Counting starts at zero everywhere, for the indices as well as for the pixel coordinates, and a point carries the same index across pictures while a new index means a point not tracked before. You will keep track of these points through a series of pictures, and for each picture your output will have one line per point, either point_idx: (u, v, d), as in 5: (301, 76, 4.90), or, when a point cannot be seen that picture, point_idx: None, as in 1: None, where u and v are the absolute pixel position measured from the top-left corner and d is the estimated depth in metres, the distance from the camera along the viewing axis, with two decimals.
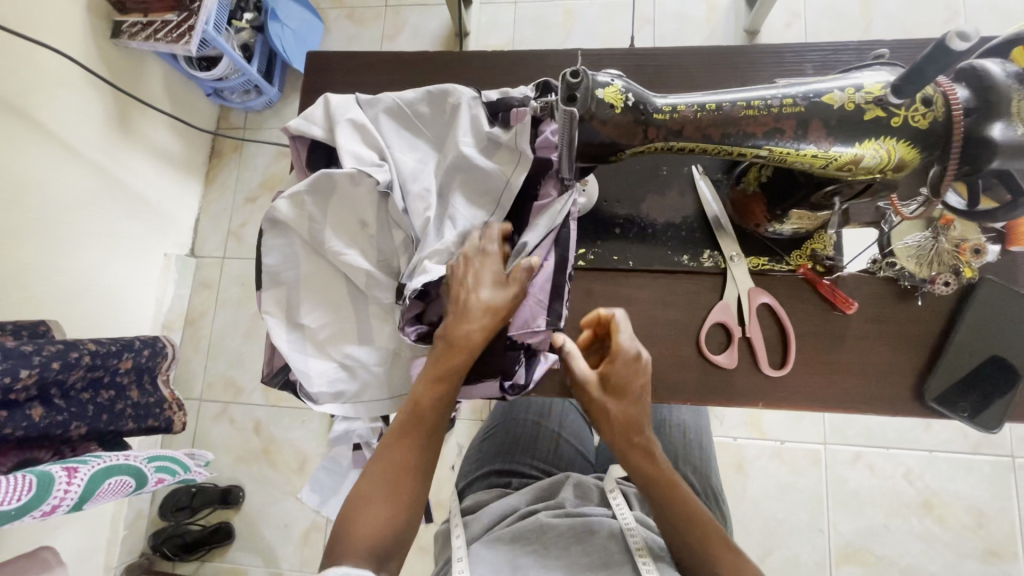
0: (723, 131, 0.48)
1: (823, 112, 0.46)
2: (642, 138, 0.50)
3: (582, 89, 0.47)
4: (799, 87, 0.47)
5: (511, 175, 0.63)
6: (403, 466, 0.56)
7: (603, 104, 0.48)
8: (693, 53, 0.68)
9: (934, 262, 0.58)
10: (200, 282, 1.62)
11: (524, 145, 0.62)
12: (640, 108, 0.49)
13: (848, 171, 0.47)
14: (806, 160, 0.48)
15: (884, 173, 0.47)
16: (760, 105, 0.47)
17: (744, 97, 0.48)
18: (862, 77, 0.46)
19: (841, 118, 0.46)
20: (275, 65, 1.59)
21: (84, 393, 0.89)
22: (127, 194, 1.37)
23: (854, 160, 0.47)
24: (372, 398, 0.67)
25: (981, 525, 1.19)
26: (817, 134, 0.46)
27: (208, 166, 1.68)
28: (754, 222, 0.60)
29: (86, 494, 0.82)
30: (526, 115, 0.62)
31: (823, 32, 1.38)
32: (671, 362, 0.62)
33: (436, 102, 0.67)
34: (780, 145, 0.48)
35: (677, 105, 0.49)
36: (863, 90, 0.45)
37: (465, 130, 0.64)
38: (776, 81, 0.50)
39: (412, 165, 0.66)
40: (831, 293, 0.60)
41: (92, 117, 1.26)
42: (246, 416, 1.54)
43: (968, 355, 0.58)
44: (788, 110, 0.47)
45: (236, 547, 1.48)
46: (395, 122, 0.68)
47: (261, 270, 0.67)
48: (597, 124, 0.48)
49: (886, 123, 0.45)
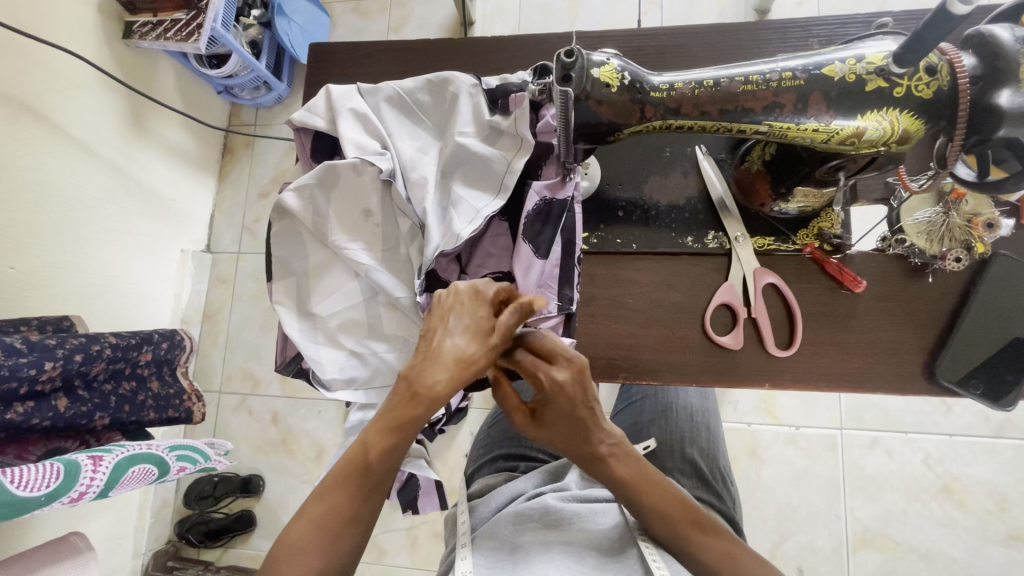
0: (722, 107, 0.48)
1: (823, 84, 0.45)
2: (639, 117, 0.49)
3: (577, 68, 0.47)
4: (799, 60, 0.46)
5: (511, 160, 0.63)
6: (352, 491, 0.53)
7: (598, 84, 0.48)
8: (694, 33, 0.68)
9: (946, 237, 0.57)
10: (216, 277, 1.66)
11: (524, 131, 0.62)
12: (637, 87, 0.48)
13: (851, 145, 0.46)
14: (807, 135, 0.47)
15: (888, 146, 0.46)
16: (758, 79, 0.46)
17: (742, 72, 0.47)
18: (865, 48, 0.45)
19: (843, 90, 0.45)
20: (284, 60, 1.60)
21: (106, 385, 0.93)
22: (143, 192, 1.41)
23: (857, 134, 0.46)
24: (384, 384, 0.68)
25: (1003, 509, 1.17)
26: (818, 107, 0.46)
27: (221, 163, 1.71)
28: (759, 201, 0.59)
29: (111, 481, 0.85)
30: (524, 101, 0.62)
31: (836, 8, 1.35)
32: (677, 344, 0.62)
33: (436, 90, 0.67)
34: (780, 120, 0.47)
35: (674, 83, 0.48)
36: (864, 61, 0.44)
37: (466, 118, 0.65)
38: (776, 55, 0.49)
39: (413, 154, 0.66)
40: (838, 271, 0.59)
41: (107, 117, 1.29)
42: (264, 407, 1.58)
43: (979, 332, 0.57)
44: (787, 84, 0.46)
45: (258, 533, 1.52)
46: (396, 111, 0.69)
47: (271, 261, 0.69)
48: (593, 104, 0.48)
49: (888, 93, 0.44)
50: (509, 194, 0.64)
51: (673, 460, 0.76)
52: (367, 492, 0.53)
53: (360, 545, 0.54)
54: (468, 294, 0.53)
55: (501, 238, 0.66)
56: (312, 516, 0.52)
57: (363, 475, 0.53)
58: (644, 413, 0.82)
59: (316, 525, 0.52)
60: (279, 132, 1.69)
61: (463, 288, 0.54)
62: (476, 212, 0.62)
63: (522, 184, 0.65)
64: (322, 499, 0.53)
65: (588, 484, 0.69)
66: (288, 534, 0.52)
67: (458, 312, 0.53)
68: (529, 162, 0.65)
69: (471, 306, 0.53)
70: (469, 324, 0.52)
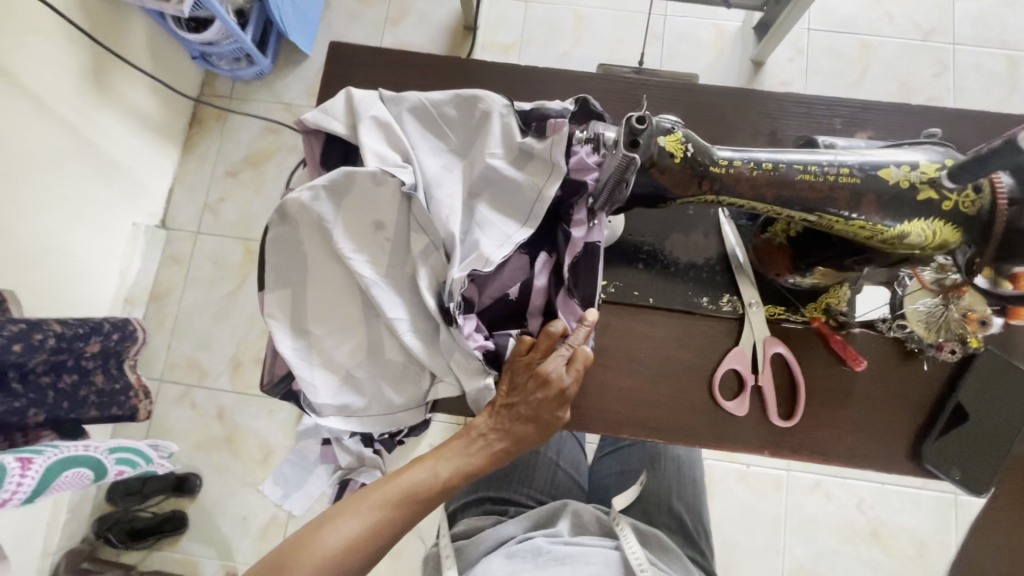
0: (777, 191, 0.49)
1: (878, 185, 0.47)
2: (696, 189, 0.50)
3: (645, 135, 0.46)
4: (856, 157, 0.48)
5: (542, 187, 0.64)
6: (391, 515, 0.60)
7: (664, 152, 0.48)
8: (726, 94, 0.69)
9: (942, 328, 0.59)
10: (168, 256, 1.53)
11: (558, 157, 0.62)
12: (699, 159, 0.48)
13: (891, 245, 0.49)
14: (852, 230, 0.49)
15: (925, 251, 0.49)
16: (817, 170, 0.48)
17: (801, 160, 0.49)
18: (916, 157, 0.48)
19: (895, 194, 0.47)
20: (270, 35, 1.51)
21: (44, 377, 0.84)
22: (96, 156, 1.28)
23: (899, 237, 0.48)
24: (379, 413, 0.68)
25: (921, 555, 1.26)
26: (870, 206, 0.47)
27: (187, 134, 1.59)
28: (776, 271, 0.61)
29: (40, 486, 0.80)
30: (563, 128, 0.62)
31: (822, 68, 1.52)
32: (685, 405, 0.62)
33: (464, 105, 0.67)
34: (830, 212, 0.49)
35: (734, 160, 0.49)
36: (918, 170, 0.47)
37: (496, 139, 0.65)
38: (829, 147, 0.51)
39: (438, 171, 0.66)
40: (842, 348, 0.61)
41: (63, 70, 1.16)
42: (209, 401, 1.48)
43: (962, 419, 0.60)
44: (844, 179, 0.48)
45: (188, 536, 1.43)
46: (419, 121, 0.68)
47: (266, 270, 0.65)
48: (655, 172, 0.48)
49: (937, 204, 0.46)
50: (537, 222, 0.64)
51: (661, 513, 0.78)
52: (410, 517, 0.61)
53: (379, 556, 0.61)
54: (541, 376, 0.61)
55: (536, 279, 0.65)
56: (347, 522, 0.59)
57: (414, 505, 0.61)
58: (630, 462, 0.84)
59: (366, 533, 0.59)
60: (256, 109, 1.59)
61: (543, 368, 0.60)
62: (507, 237, 0.63)
63: (552, 219, 0.66)
64: (361, 512, 0.59)
65: (579, 532, 0.70)
66: (323, 533, 0.58)
67: (529, 391, 0.62)
68: (560, 194, 0.65)
69: (545, 394, 0.60)
70: (540, 412, 0.62)
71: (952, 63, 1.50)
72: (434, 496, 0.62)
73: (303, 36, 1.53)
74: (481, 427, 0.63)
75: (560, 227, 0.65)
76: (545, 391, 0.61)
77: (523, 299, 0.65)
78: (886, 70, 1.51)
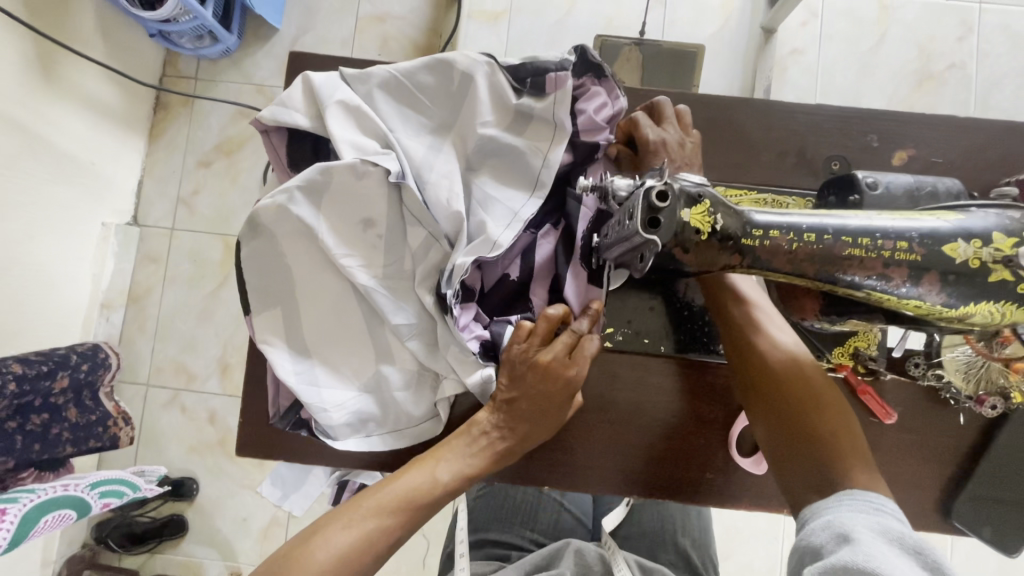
0: (820, 268, 0.44)
1: (940, 261, 0.43)
2: (726, 265, 0.45)
3: (667, 212, 0.41)
4: (914, 227, 0.43)
5: (547, 151, 0.60)
6: (388, 524, 0.53)
7: (687, 228, 0.42)
8: (746, 106, 0.63)
9: (983, 380, 0.54)
10: (144, 254, 1.45)
11: (562, 116, 0.59)
12: (729, 234, 0.43)
13: (949, 322, 0.45)
14: (907, 307, 0.45)
15: (986, 328, 0.45)
16: (868, 245, 0.43)
17: (849, 232, 0.44)
18: (983, 226, 0.43)
19: (963, 274, 0.43)
20: (234, 7, 1.36)
21: (11, 422, 0.78)
22: (53, 155, 1.17)
23: (961, 317, 0.44)
24: (400, 426, 0.63)
25: None
26: (930, 284, 0.43)
27: (152, 122, 1.46)
28: (800, 314, 0.56)
29: (18, 536, 0.76)
30: (565, 82, 0.58)
31: (838, 33, 1.40)
32: (702, 466, 0.61)
33: (439, 69, 0.60)
34: (883, 289, 0.44)
35: (770, 231, 0.44)
36: (989, 245, 0.43)
37: (486, 105, 0.59)
38: (878, 209, 0.46)
39: (425, 152, 0.60)
40: (873, 401, 0.56)
41: (7, 63, 1.04)
42: (199, 405, 1.43)
43: (998, 476, 0.57)
44: (901, 255, 0.43)
45: (190, 539, 1.41)
46: (391, 96, 0.61)
47: (249, 290, 0.60)
48: (677, 252, 0.43)
49: (1010, 287, 0.42)
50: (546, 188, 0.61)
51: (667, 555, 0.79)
52: (409, 525, 0.54)
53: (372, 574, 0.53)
54: (544, 368, 0.55)
55: (537, 252, 0.62)
56: (338, 532, 0.51)
57: (412, 511, 0.54)
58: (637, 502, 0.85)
59: (360, 546, 0.51)
60: (226, 91, 1.46)
61: (546, 358, 0.54)
62: (514, 214, 0.59)
63: (560, 185, 0.64)
64: (355, 520, 0.52)
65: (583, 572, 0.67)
66: (313, 543, 0.50)
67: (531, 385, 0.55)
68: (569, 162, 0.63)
69: (549, 386, 0.55)
70: (545, 407, 0.56)
71: (978, 26, 1.37)
72: (434, 499, 0.55)
73: (271, 8, 1.39)
74: (483, 424, 0.57)
75: (568, 193, 0.64)
76: (550, 383, 0.55)
77: (526, 278, 0.62)
78: (906, 34, 1.38)
